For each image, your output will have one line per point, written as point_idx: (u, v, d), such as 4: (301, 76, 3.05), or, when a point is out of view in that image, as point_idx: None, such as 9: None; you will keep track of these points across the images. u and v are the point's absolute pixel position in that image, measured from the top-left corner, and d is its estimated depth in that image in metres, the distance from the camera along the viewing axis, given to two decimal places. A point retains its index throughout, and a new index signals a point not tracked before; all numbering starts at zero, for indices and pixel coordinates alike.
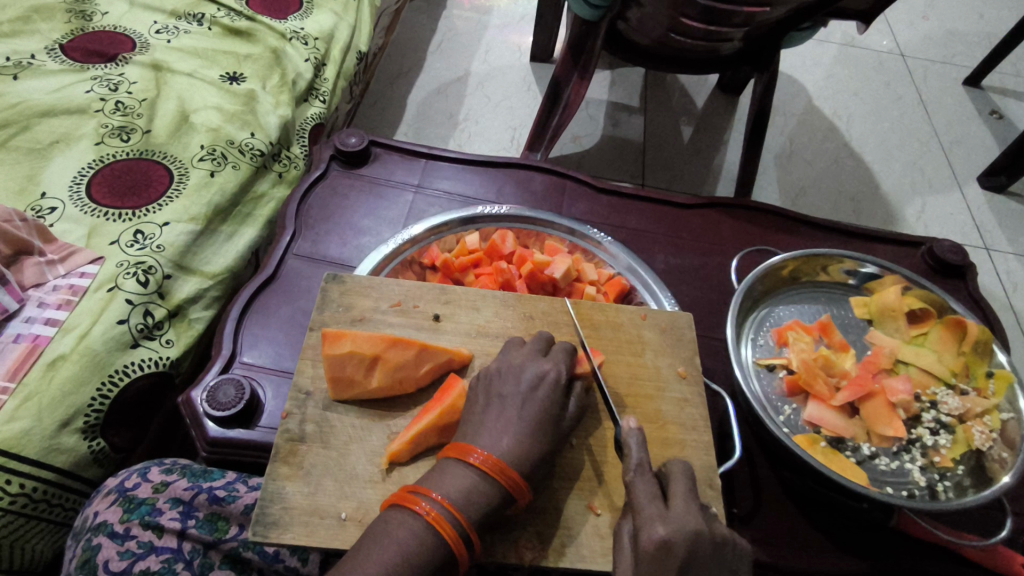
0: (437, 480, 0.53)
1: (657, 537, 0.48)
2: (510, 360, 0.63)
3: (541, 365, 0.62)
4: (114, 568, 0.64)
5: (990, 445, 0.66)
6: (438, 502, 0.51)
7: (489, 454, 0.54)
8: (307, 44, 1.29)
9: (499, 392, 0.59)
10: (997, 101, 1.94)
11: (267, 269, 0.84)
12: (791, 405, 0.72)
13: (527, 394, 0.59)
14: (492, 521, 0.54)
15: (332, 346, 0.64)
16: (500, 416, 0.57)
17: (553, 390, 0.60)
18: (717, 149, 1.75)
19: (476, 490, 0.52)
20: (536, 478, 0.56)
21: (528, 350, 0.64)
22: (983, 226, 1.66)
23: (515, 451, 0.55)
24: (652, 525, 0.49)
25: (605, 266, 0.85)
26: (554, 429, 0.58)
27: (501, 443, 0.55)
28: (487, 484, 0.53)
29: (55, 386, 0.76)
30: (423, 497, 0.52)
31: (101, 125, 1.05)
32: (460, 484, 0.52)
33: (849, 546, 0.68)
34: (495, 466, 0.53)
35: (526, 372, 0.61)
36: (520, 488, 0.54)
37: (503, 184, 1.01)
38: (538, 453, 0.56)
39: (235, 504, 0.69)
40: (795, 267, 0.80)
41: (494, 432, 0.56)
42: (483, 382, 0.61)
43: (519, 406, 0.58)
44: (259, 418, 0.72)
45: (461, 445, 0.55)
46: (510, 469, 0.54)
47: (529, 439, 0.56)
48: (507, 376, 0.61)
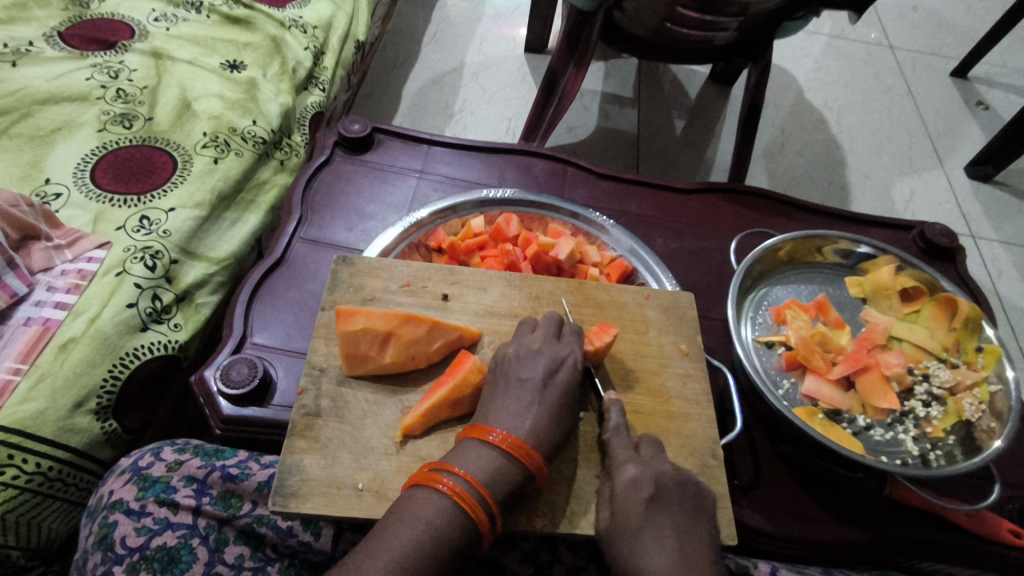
0: (461, 458, 0.55)
1: (628, 476, 0.57)
2: (526, 343, 0.64)
3: (558, 351, 0.64)
4: (132, 543, 0.65)
5: (979, 416, 0.70)
6: (463, 479, 0.53)
7: (509, 434, 0.56)
8: (306, 32, 1.29)
9: (516, 375, 0.61)
10: (983, 92, 1.98)
11: (275, 252, 0.85)
12: (789, 379, 0.75)
13: (545, 376, 0.61)
14: (513, 499, 0.55)
15: (347, 322, 0.65)
16: (518, 399, 0.59)
17: (571, 372, 0.62)
18: (710, 140, 1.77)
19: (499, 469, 0.54)
20: (553, 454, 0.59)
21: (543, 334, 0.65)
22: (970, 214, 1.70)
23: (534, 434, 0.57)
24: (624, 468, 0.57)
25: (608, 248, 0.87)
26: (569, 407, 0.61)
27: (522, 426, 0.57)
28: (510, 463, 0.55)
29: (67, 368, 0.77)
30: (446, 475, 0.53)
31: (102, 112, 1.05)
32: (483, 463, 0.54)
33: (845, 515, 0.71)
34: (517, 446, 0.55)
35: (544, 356, 0.63)
36: (540, 468, 0.56)
37: (504, 170, 1.02)
38: (551, 423, 0.58)
39: (248, 481, 0.70)
40: (792, 249, 0.83)
41: (515, 414, 0.58)
42: (501, 365, 0.63)
43: (539, 389, 0.60)
44: (271, 397, 0.73)
45: (481, 426, 0.57)
46: (533, 450, 0.56)
47: (548, 421, 0.58)
48: (525, 360, 0.62)
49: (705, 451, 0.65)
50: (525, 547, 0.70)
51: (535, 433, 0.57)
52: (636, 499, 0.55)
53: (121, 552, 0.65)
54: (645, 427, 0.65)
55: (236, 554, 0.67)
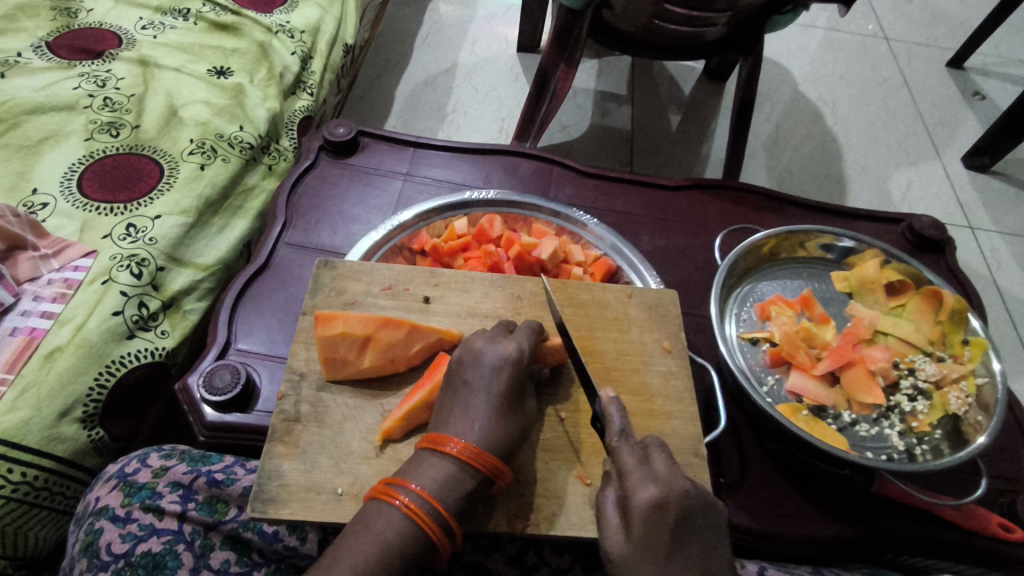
0: (415, 471, 0.54)
1: (649, 500, 0.52)
2: (470, 344, 0.62)
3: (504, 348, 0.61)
4: (117, 549, 0.66)
5: (965, 410, 0.69)
6: (416, 493, 0.52)
7: (465, 443, 0.55)
8: (293, 37, 1.29)
9: (465, 379, 0.60)
10: (979, 81, 1.96)
11: (260, 257, 0.85)
12: (774, 375, 0.74)
13: (490, 379, 0.59)
14: (472, 503, 0.55)
15: (325, 328, 0.65)
16: (466, 404, 0.58)
17: (517, 369, 0.60)
18: (704, 136, 1.76)
19: (453, 480, 0.54)
20: (513, 453, 0.58)
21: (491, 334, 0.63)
22: (967, 205, 1.69)
23: (488, 436, 0.56)
24: (642, 490, 0.53)
25: (592, 247, 0.87)
26: (517, 402, 0.60)
27: (473, 429, 0.56)
28: (464, 472, 0.54)
29: (53, 377, 0.77)
30: (401, 490, 0.53)
31: (90, 121, 1.05)
32: (438, 474, 0.54)
33: (833, 512, 0.71)
34: (472, 454, 0.54)
35: (485, 356, 0.60)
36: (499, 471, 0.55)
37: (490, 170, 1.02)
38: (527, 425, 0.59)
39: (233, 487, 0.70)
40: (776, 244, 0.82)
41: (466, 420, 0.57)
42: (450, 372, 0.61)
43: (484, 391, 0.58)
44: (255, 403, 0.73)
45: (436, 436, 0.56)
46: (488, 455, 0.55)
47: (501, 420, 0.57)
48: (470, 363, 0.60)
49: (687, 449, 0.65)
50: (510, 550, 0.70)
51: (512, 435, 0.57)
52: (661, 525, 0.51)
53: (107, 559, 0.65)
54: None
55: (223, 559, 0.67)
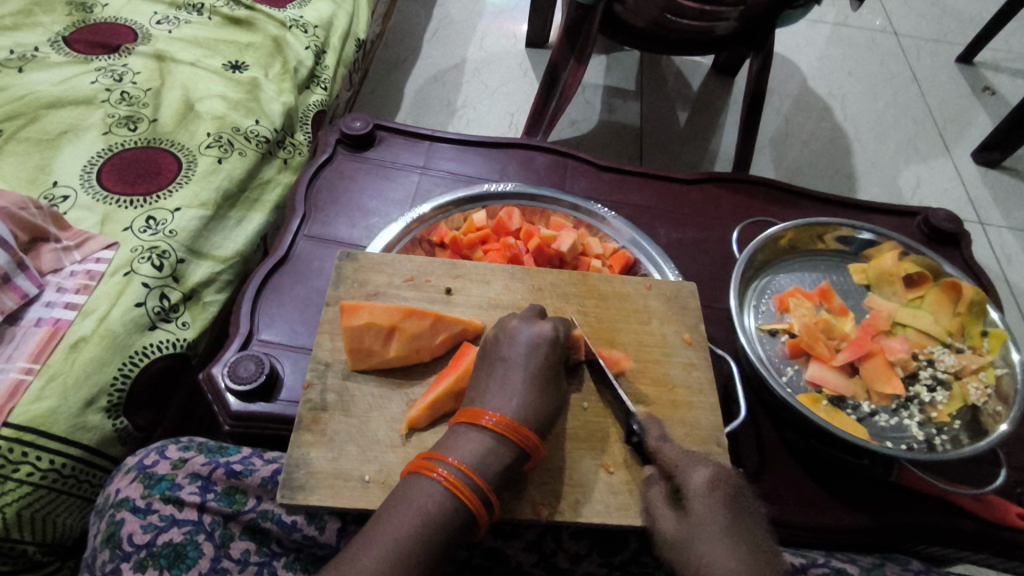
0: (451, 445, 0.55)
1: (703, 477, 0.55)
2: (505, 325, 0.64)
3: (539, 327, 0.63)
4: (139, 540, 0.66)
5: (985, 400, 0.69)
6: (455, 467, 0.52)
7: (501, 416, 0.56)
8: (307, 32, 1.30)
9: (501, 356, 0.61)
10: (989, 77, 1.96)
11: (279, 250, 0.86)
12: (793, 366, 0.75)
13: (525, 355, 0.61)
14: (508, 479, 0.55)
15: (351, 318, 0.66)
16: (503, 379, 0.59)
17: (551, 348, 0.62)
18: (714, 131, 1.77)
19: (491, 453, 0.54)
20: (547, 431, 0.59)
21: (525, 316, 0.65)
22: (977, 200, 1.69)
23: (524, 411, 0.57)
24: (696, 470, 0.56)
25: (609, 240, 0.88)
26: (553, 378, 0.61)
27: (510, 406, 0.57)
28: (501, 446, 0.54)
29: (78, 367, 0.78)
30: (439, 463, 0.53)
31: (108, 115, 1.06)
32: (475, 449, 0.54)
33: (851, 501, 0.71)
34: (509, 427, 0.55)
35: (520, 335, 0.62)
36: (534, 445, 0.56)
37: (506, 164, 1.02)
38: (550, 407, 0.59)
39: (252, 477, 0.71)
40: (794, 237, 0.83)
41: (502, 395, 0.58)
42: (487, 350, 0.63)
43: (520, 367, 0.60)
44: (278, 393, 0.74)
45: (472, 410, 0.57)
46: (524, 428, 0.55)
47: (536, 396, 0.58)
48: (505, 340, 0.62)
49: (709, 438, 0.65)
50: (529, 537, 0.71)
51: (544, 415, 0.58)
52: (717, 497, 0.53)
53: (129, 549, 0.66)
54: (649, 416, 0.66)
55: (242, 549, 0.68)
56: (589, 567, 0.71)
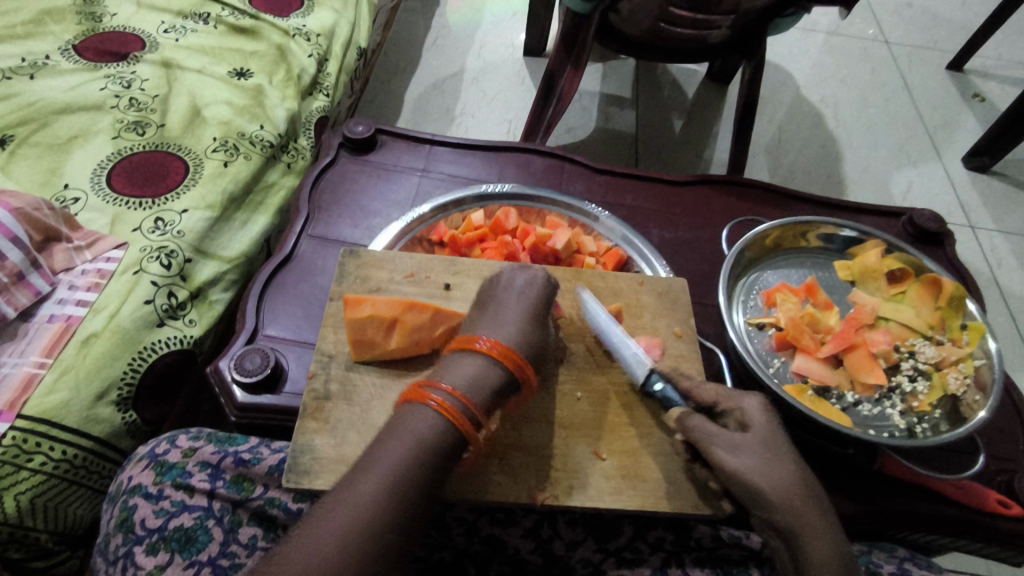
0: (445, 372, 0.57)
1: (756, 402, 0.62)
2: (501, 271, 0.68)
3: (529, 271, 0.67)
4: (151, 524, 0.69)
5: (964, 390, 0.72)
6: (446, 391, 0.54)
7: (494, 341, 0.59)
8: (310, 40, 1.33)
9: (497, 296, 0.65)
10: (979, 84, 2.00)
11: (284, 249, 0.89)
12: (779, 358, 0.78)
13: (518, 294, 0.64)
14: (500, 402, 0.57)
15: (353, 310, 0.69)
16: (496, 313, 0.63)
17: (543, 288, 0.66)
18: (707, 137, 1.80)
19: (484, 376, 0.56)
20: (537, 360, 0.62)
21: (517, 264, 0.69)
22: (967, 205, 1.72)
23: (516, 339, 0.60)
24: (746, 400, 0.62)
25: (603, 238, 0.91)
26: (545, 317, 0.64)
27: (504, 334, 0.60)
28: (494, 369, 0.57)
29: (90, 361, 0.81)
30: (433, 389, 0.55)
31: (116, 121, 1.09)
32: (465, 372, 0.56)
33: (837, 488, 0.74)
34: (500, 352, 0.58)
35: (514, 278, 0.66)
36: (525, 370, 0.58)
37: (504, 167, 1.06)
38: (539, 338, 0.62)
39: (259, 465, 0.73)
40: (780, 235, 0.86)
41: (496, 327, 0.61)
42: (482, 294, 0.66)
43: (513, 305, 0.63)
44: (283, 385, 0.77)
45: (466, 338, 0.60)
46: (515, 354, 0.58)
47: (529, 327, 0.62)
48: (498, 285, 0.66)
49: None
50: (526, 525, 0.73)
51: (536, 345, 0.61)
52: (770, 419, 0.61)
53: (141, 533, 0.68)
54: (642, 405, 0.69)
55: (251, 535, 0.71)
56: (585, 554, 0.72)
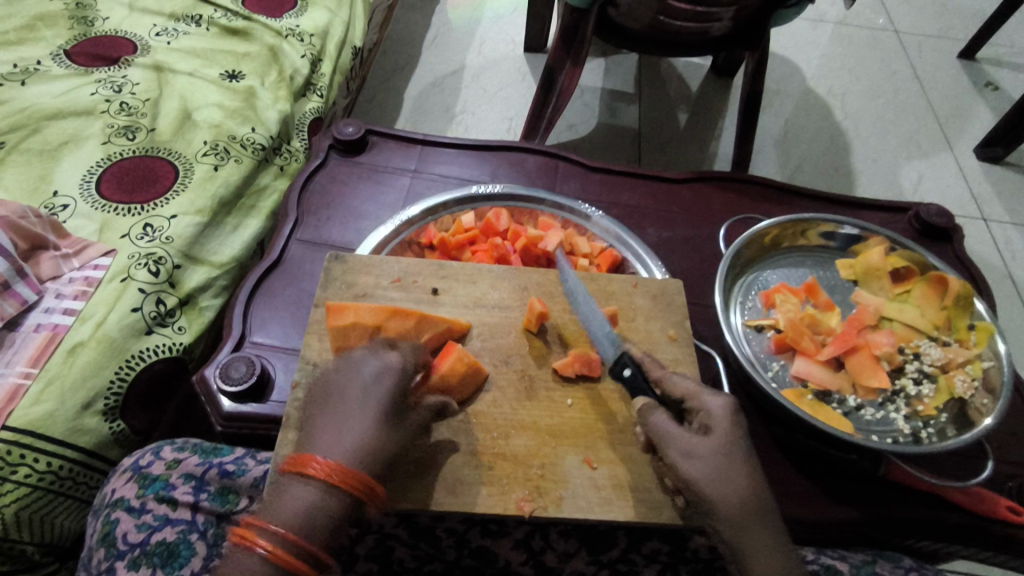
0: (274, 507, 0.53)
1: (722, 403, 0.60)
2: (351, 357, 0.61)
3: (383, 358, 0.61)
4: (133, 539, 0.68)
5: (972, 394, 0.69)
6: (275, 534, 0.51)
7: (329, 462, 0.53)
8: (303, 41, 1.32)
9: (342, 392, 0.59)
10: (992, 73, 1.95)
11: (272, 254, 0.87)
12: (778, 362, 0.75)
13: (367, 389, 0.58)
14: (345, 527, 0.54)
15: (335, 318, 0.66)
16: (341, 416, 0.57)
17: (398, 381, 0.60)
18: (710, 131, 1.77)
19: (318, 507, 0.52)
20: (388, 469, 0.57)
21: (372, 345, 0.62)
22: (980, 196, 1.68)
23: (360, 450, 0.55)
24: (712, 401, 0.59)
25: (597, 239, 0.88)
26: (399, 413, 0.59)
27: (345, 448, 0.55)
28: (332, 497, 0.53)
29: (75, 371, 0.80)
30: (260, 531, 0.51)
31: (107, 126, 1.08)
32: (299, 504, 0.52)
33: (839, 495, 0.71)
34: (337, 476, 0.53)
35: (367, 366, 0.60)
36: (371, 489, 0.54)
37: (497, 167, 1.03)
38: (394, 442, 0.57)
39: (244, 477, 0.72)
40: (779, 233, 0.83)
41: (339, 434, 0.56)
42: (328, 383, 0.60)
43: (362, 402, 0.57)
44: (270, 393, 0.75)
45: (303, 457, 0.55)
46: (356, 473, 0.53)
47: (377, 434, 0.56)
48: (347, 375, 0.60)
49: None
50: (517, 535, 0.72)
51: (387, 454, 0.56)
52: (736, 420, 0.59)
53: (123, 548, 0.68)
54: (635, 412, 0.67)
55: None
56: (577, 565, 0.71)
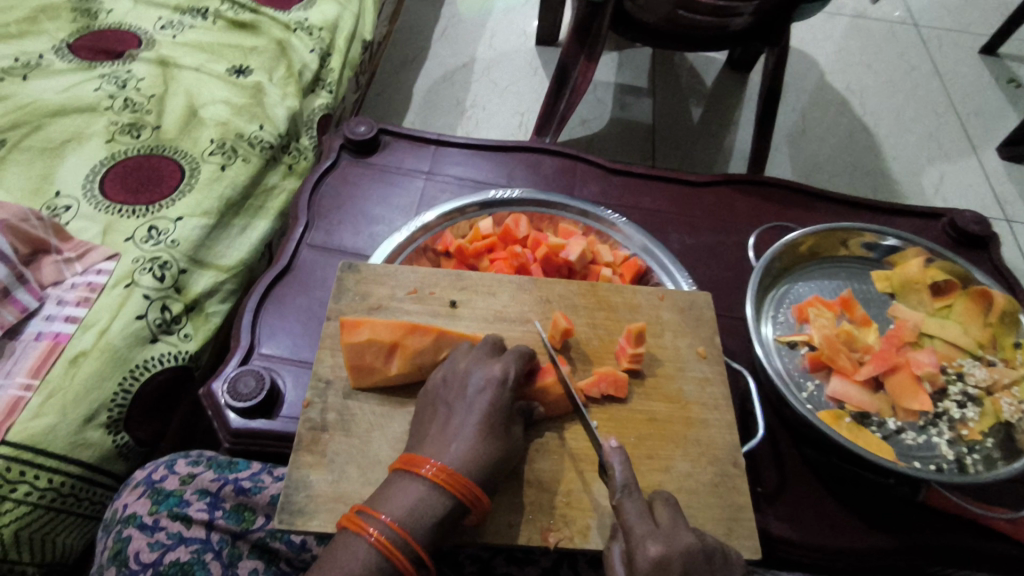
0: (385, 499, 0.52)
1: (650, 557, 0.47)
2: (455, 365, 0.61)
3: (489, 368, 0.59)
4: (145, 559, 0.65)
5: (1020, 417, 0.64)
6: (387, 525, 0.50)
7: (441, 465, 0.53)
8: (312, 34, 1.28)
9: (445, 401, 0.58)
10: (1016, 69, 1.89)
11: (282, 260, 0.84)
12: (813, 381, 0.71)
13: (474, 398, 0.57)
14: (448, 532, 0.53)
15: (351, 334, 0.64)
16: (446, 424, 0.57)
17: (500, 391, 0.58)
18: (727, 128, 1.72)
19: (425, 505, 0.52)
20: (493, 482, 0.55)
21: (476, 353, 0.61)
22: (1004, 197, 1.63)
23: (465, 459, 0.54)
24: (644, 546, 0.48)
25: (621, 247, 0.85)
26: (504, 426, 0.57)
27: (450, 451, 0.54)
28: (438, 496, 0.52)
29: (78, 382, 0.77)
30: (372, 521, 0.51)
31: (111, 123, 1.05)
32: (406, 499, 0.52)
33: (877, 523, 0.68)
34: (448, 478, 0.52)
35: (472, 377, 0.59)
36: (476, 496, 0.53)
37: (514, 168, 1.00)
38: (498, 455, 0.55)
39: (260, 495, 0.69)
40: (814, 243, 0.79)
41: (444, 441, 0.55)
42: (433, 391, 0.60)
43: (467, 412, 0.57)
44: (280, 408, 0.72)
45: (414, 457, 0.54)
46: (464, 479, 0.53)
47: (480, 445, 0.55)
48: (452, 383, 0.59)
49: (724, 458, 0.63)
50: (543, 564, 0.69)
51: (492, 464, 0.55)
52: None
53: (135, 567, 0.65)
54: (663, 435, 0.63)
55: (250, 569, 0.67)
56: None
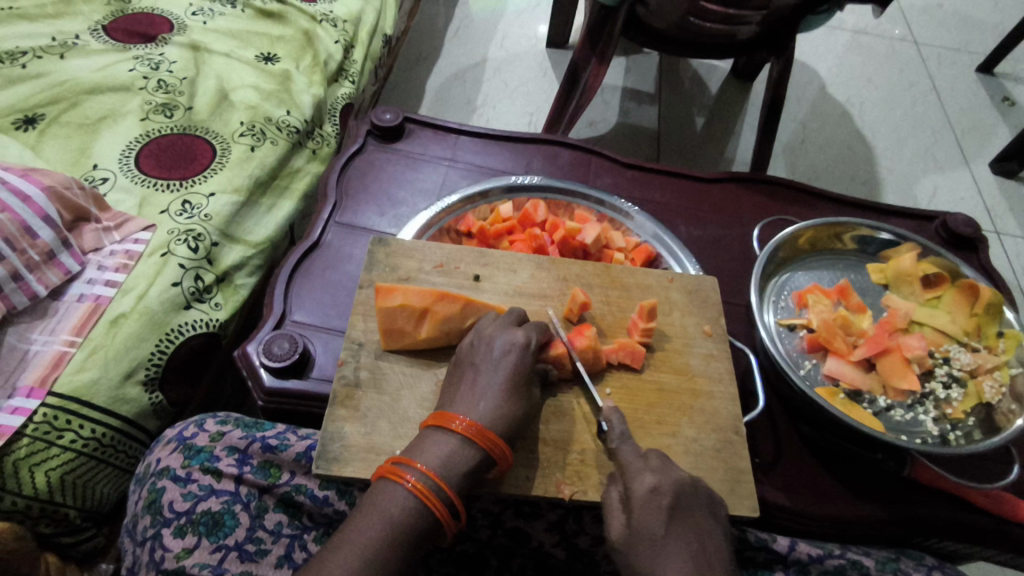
0: (419, 450, 0.57)
1: (647, 485, 0.55)
2: (481, 331, 0.65)
3: (512, 334, 0.64)
4: (179, 507, 0.70)
5: (999, 399, 0.71)
6: (422, 473, 0.55)
7: (471, 421, 0.58)
8: (336, 26, 1.33)
9: (472, 362, 0.63)
10: (1009, 88, 1.96)
11: (312, 235, 0.89)
12: (811, 361, 0.77)
13: (500, 360, 0.62)
14: (475, 482, 0.58)
15: (385, 299, 0.68)
16: (473, 384, 0.61)
17: (523, 355, 0.63)
18: (730, 134, 1.78)
19: (456, 455, 0.56)
20: (515, 437, 0.60)
21: (500, 321, 0.66)
22: (994, 210, 1.70)
23: (492, 415, 0.59)
24: (641, 478, 0.56)
25: (632, 234, 0.90)
26: (525, 387, 0.62)
27: (478, 408, 0.59)
28: (468, 449, 0.57)
29: (118, 341, 0.81)
30: (408, 470, 0.55)
31: (145, 102, 1.09)
32: (440, 451, 0.56)
33: (864, 494, 0.73)
34: (477, 432, 0.57)
35: (497, 341, 0.64)
36: (501, 450, 0.58)
37: (531, 159, 1.05)
38: (520, 414, 0.60)
39: (287, 452, 0.73)
40: (814, 235, 0.84)
41: (472, 399, 0.60)
42: (460, 355, 0.65)
43: (493, 372, 0.61)
44: (310, 370, 0.77)
45: (443, 414, 0.59)
46: (491, 435, 0.58)
47: (506, 402, 0.60)
48: (479, 346, 0.64)
49: (727, 427, 0.68)
50: (550, 518, 0.73)
51: (515, 421, 0.60)
52: (657, 510, 0.54)
53: (169, 515, 0.69)
54: (670, 403, 0.68)
55: (275, 521, 0.72)
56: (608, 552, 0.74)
